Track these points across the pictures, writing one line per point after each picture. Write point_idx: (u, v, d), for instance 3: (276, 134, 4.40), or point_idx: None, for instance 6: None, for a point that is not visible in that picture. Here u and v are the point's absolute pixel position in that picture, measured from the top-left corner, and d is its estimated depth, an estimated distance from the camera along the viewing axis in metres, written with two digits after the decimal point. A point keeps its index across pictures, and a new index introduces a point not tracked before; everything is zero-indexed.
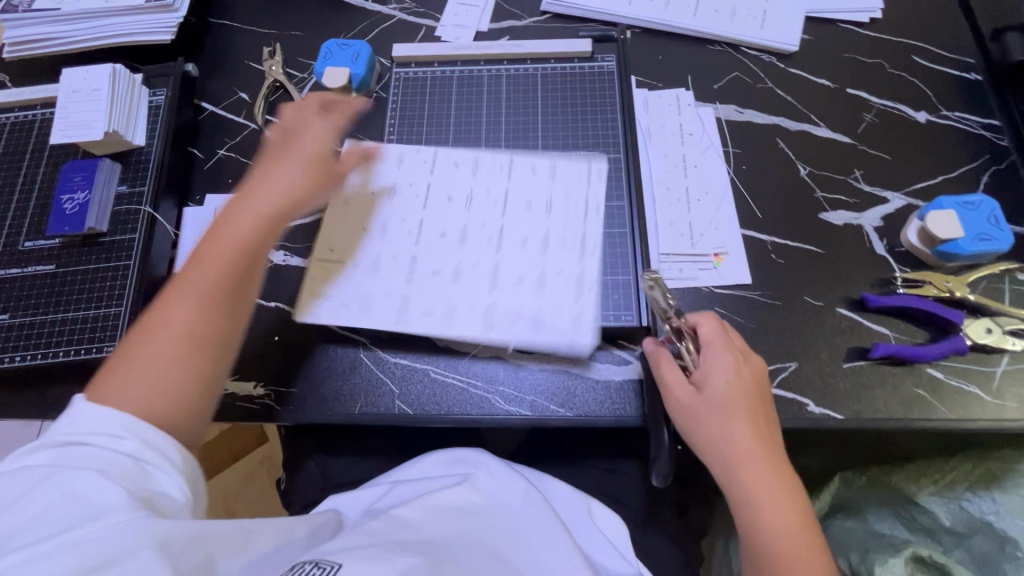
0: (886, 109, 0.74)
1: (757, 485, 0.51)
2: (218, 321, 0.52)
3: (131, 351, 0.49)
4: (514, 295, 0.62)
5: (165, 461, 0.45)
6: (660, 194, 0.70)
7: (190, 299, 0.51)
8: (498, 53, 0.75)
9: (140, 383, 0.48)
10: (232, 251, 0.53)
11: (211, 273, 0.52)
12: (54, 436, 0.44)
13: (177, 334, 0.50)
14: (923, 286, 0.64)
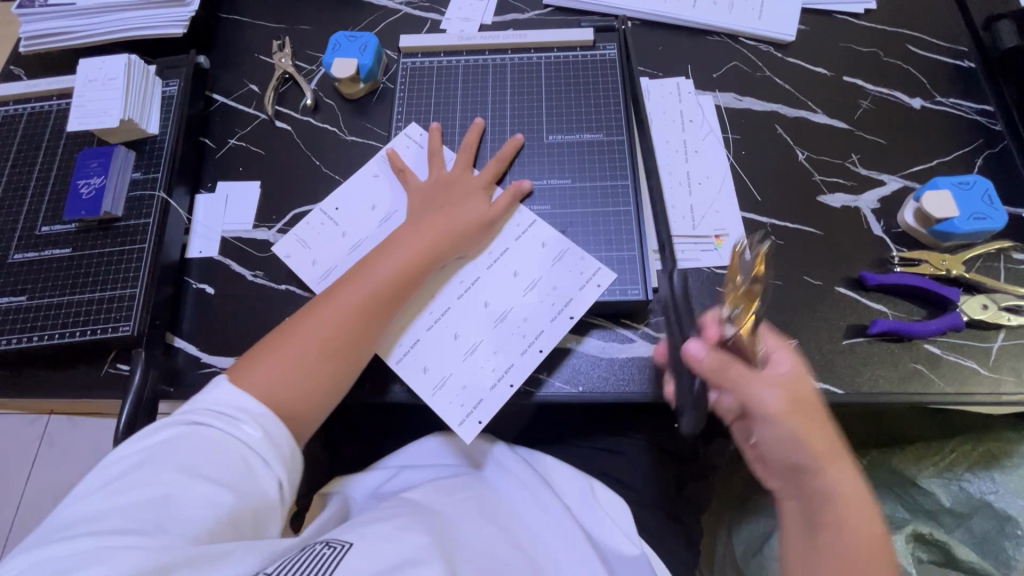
0: (881, 96, 0.76)
1: (840, 497, 0.50)
2: (341, 341, 0.57)
3: (275, 347, 0.57)
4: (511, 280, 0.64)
5: (273, 455, 0.50)
6: (663, 178, 0.72)
7: (334, 312, 0.58)
8: (502, 43, 0.77)
9: (268, 379, 0.55)
10: (382, 280, 0.60)
11: (358, 294, 0.59)
12: (187, 414, 0.50)
13: (315, 341, 0.57)
14: (920, 264, 0.65)
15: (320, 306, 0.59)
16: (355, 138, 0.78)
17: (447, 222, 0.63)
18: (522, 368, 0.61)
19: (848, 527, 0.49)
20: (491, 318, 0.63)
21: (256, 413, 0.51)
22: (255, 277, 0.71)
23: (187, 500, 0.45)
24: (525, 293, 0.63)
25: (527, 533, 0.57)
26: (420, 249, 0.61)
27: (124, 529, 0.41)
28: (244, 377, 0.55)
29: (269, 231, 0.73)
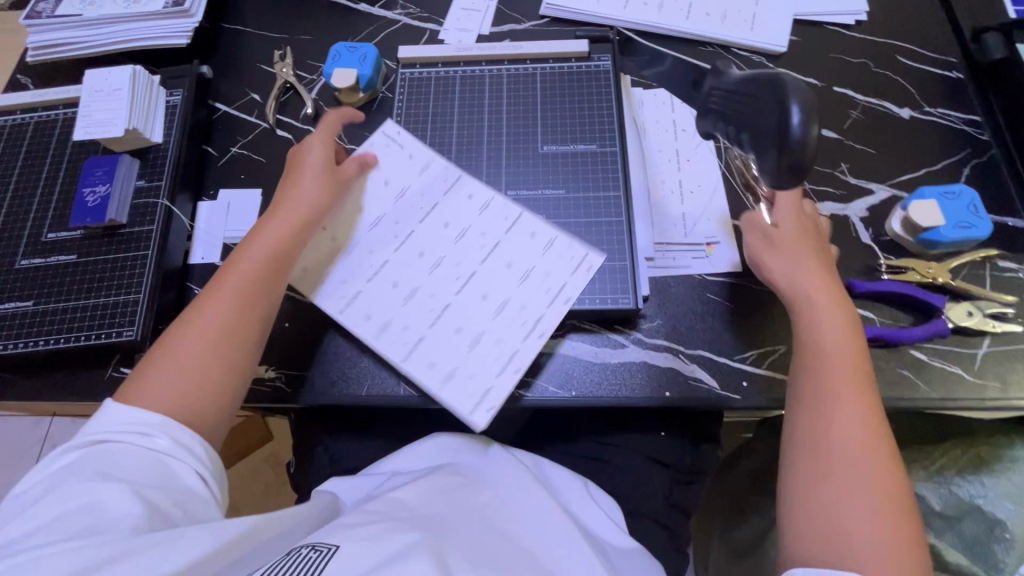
0: (871, 106, 0.77)
1: (825, 337, 0.56)
2: (228, 328, 0.57)
3: (161, 354, 0.55)
4: (509, 272, 0.66)
5: (190, 456, 0.50)
6: (656, 188, 0.73)
7: (219, 303, 0.58)
8: (499, 54, 0.78)
9: (163, 382, 0.53)
10: (256, 259, 0.61)
11: (237, 280, 0.59)
12: (86, 438, 0.49)
13: (203, 334, 0.56)
14: (907, 272, 0.66)
15: (198, 305, 0.58)
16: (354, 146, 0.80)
17: (303, 196, 0.65)
18: (528, 353, 0.62)
19: (838, 367, 0.54)
20: (492, 308, 0.64)
21: (160, 421, 0.50)
22: None
23: (113, 505, 0.43)
24: (522, 283, 0.65)
25: (518, 527, 0.58)
26: (282, 225, 0.63)
27: (50, 542, 0.40)
28: (139, 395, 0.52)
29: None
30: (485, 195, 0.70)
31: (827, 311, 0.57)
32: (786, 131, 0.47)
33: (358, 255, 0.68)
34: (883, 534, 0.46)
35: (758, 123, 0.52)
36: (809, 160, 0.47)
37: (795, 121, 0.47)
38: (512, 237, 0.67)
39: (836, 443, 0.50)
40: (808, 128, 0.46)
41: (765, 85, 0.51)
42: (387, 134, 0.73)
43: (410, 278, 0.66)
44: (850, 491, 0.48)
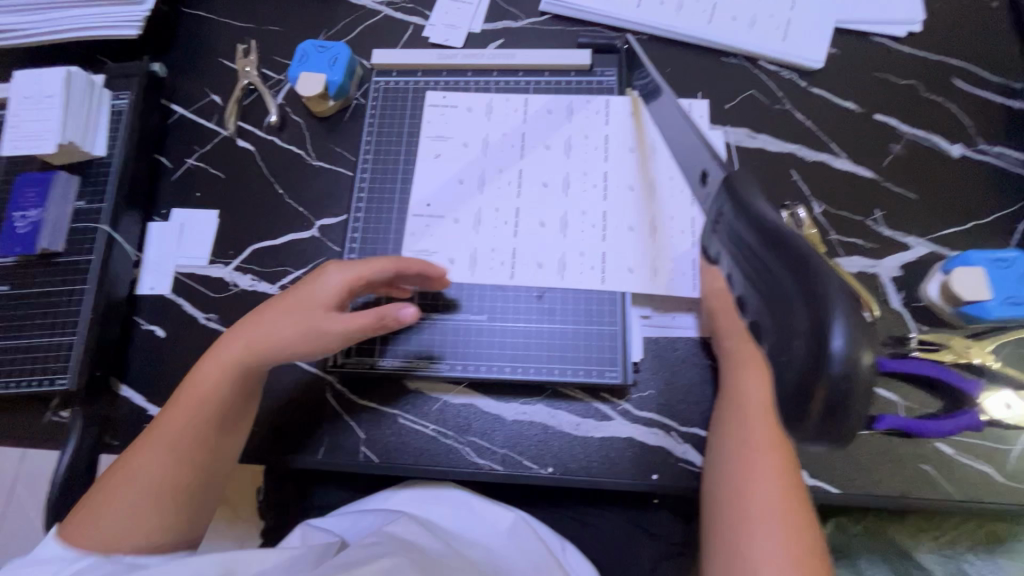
0: (916, 140, 0.67)
1: (744, 395, 0.52)
2: (176, 490, 0.49)
3: (118, 484, 0.48)
4: (623, 175, 0.62)
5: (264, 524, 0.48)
6: (663, 224, 0.60)
7: (162, 451, 0.49)
8: (487, 63, 0.67)
9: (122, 520, 0.46)
10: (197, 406, 0.51)
11: (177, 425, 0.50)
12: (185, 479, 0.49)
13: (151, 483, 0.48)
14: (940, 350, 0.57)
15: (140, 448, 0.50)
16: (323, 164, 0.71)
17: (270, 335, 0.52)
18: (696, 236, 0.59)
19: (756, 423, 0.51)
20: (631, 213, 0.60)
21: (131, 561, 0.45)
22: (207, 321, 0.66)
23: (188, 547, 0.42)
24: (647, 191, 0.61)
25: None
26: (228, 370, 0.51)
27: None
28: (80, 532, 0.46)
29: (225, 268, 0.68)
30: (568, 133, 0.64)
31: (752, 366, 0.52)
32: (810, 356, 0.26)
33: (468, 232, 0.61)
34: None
35: (780, 318, 0.29)
36: (860, 410, 0.26)
37: (836, 349, 0.25)
38: (616, 159, 0.62)
39: (749, 497, 0.48)
40: (856, 359, 0.25)
41: (793, 264, 0.29)
42: (433, 102, 0.66)
43: (528, 223, 0.61)
44: (767, 545, 0.46)
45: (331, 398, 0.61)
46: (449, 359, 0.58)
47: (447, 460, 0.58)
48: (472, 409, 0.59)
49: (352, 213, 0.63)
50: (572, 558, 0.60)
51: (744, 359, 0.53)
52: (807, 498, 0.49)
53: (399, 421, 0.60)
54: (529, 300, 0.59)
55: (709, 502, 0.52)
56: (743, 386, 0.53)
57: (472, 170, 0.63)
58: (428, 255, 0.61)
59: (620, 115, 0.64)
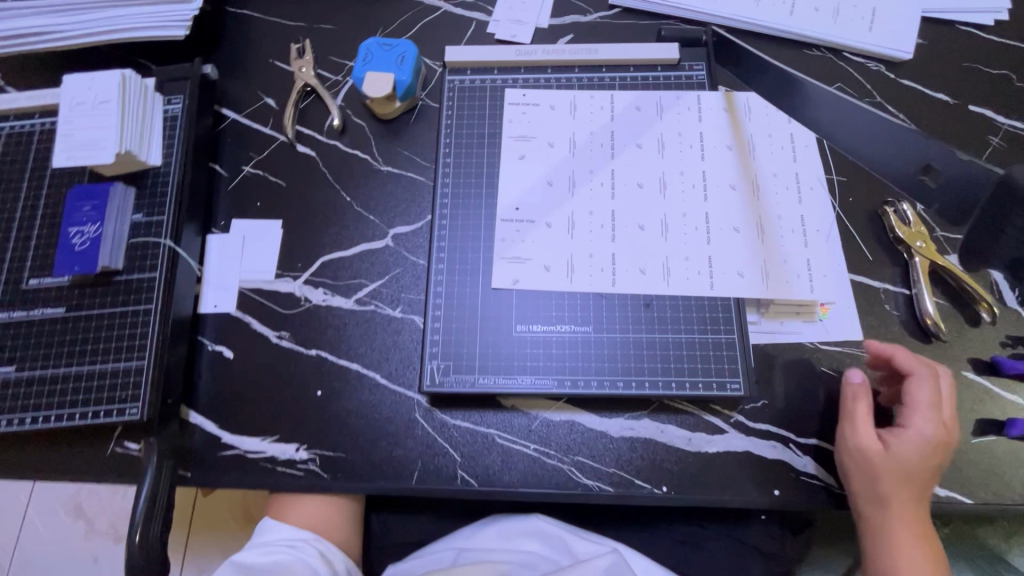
0: (1015, 131, 0.64)
1: (897, 570, 0.49)
2: None
3: None
4: (723, 173, 0.59)
5: None
6: (770, 224, 0.56)
7: None
8: (568, 59, 0.64)
9: None
10: None
11: None
12: None
13: None
14: None
15: None
16: (391, 169, 0.67)
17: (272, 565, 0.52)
18: (803, 236, 0.57)
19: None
20: (737, 213, 0.57)
21: None
22: (279, 340, 0.61)
23: None
24: (750, 190, 0.58)
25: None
26: None
27: None
28: None
29: (294, 283, 0.63)
30: (661, 130, 0.61)
31: (901, 530, 0.50)
32: None
33: (562, 237, 0.57)
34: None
35: None
36: None
37: None
38: (714, 157, 0.59)
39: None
40: None
41: None
42: (514, 100, 0.63)
43: (627, 227, 0.57)
44: None
45: (422, 418, 0.57)
46: (556, 375, 0.53)
47: (553, 483, 0.54)
48: (574, 426, 0.56)
49: (437, 221, 0.59)
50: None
51: (896, 534, 0.49)
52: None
53: (495, 441, 0.56)
54: (636, 308, 0.54)
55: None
56: (900, 560, 0.49)
57: (561, 171, 0.60)
58: (523, 263, 0.56)
59: (715, 110, 0.61)
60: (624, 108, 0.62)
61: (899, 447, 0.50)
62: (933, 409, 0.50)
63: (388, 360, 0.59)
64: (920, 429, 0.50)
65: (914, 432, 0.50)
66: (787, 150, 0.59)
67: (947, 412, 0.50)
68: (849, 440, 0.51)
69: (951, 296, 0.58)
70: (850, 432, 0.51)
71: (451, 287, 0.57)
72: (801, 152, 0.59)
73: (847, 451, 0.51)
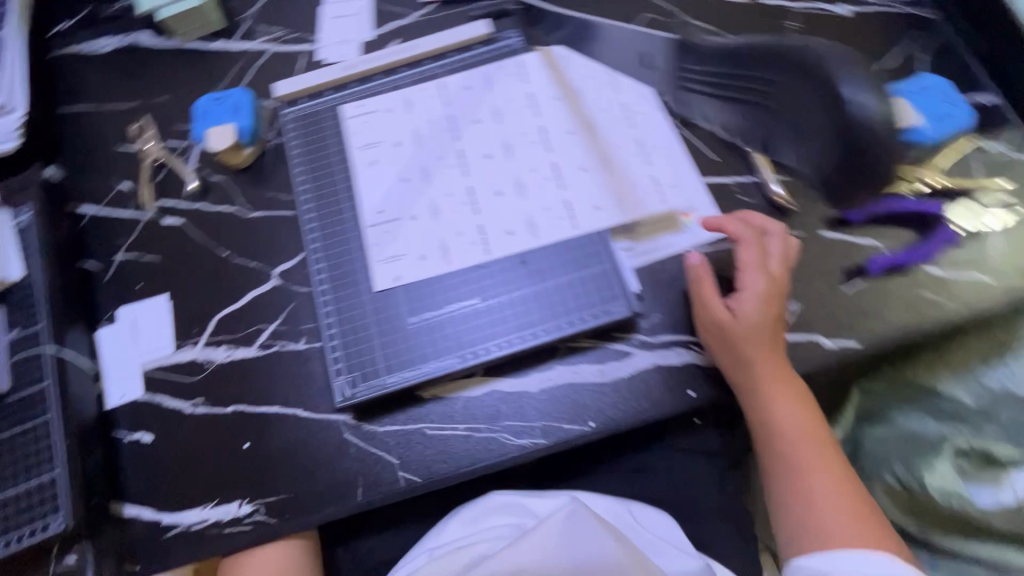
0: (807, 12, 0.70)
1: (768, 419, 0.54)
2: None
3: None
4: (559, 121, 0.62)
5: None
6: (611, 155, 0.60)
7: None
8: (393, 62, 0.67)
9: None
10: None
11: None
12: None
13: None
14: (896, 185, 0.61)
15: None
16: (260, 213, 0.68)
17: None
18: (646, 157, 0.61)
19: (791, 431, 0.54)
20: (580, 153, 0.60)
21: None
22: (194, 408, 0.61)
23: None
24: (586, 130, 0.61)
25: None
26: None
27: None
28: None
29: (196, 348, 0.63)
30: (494, 101, 0.64)
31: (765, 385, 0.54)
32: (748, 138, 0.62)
33: (429, 224, 0.59)
34: (868, 538, 0.49)
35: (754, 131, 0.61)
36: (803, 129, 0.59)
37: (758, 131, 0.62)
38: (548, 110, 0.63)
39: (806, 487, 0.52)
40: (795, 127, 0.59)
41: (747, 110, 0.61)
42: (352, 114, 0.65)
43: (486, 196, 0.60)
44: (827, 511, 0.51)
45: (351, 436, 0.58)
46: (457, 352, 0.55)
47: (489, 453, 0.56)
48: (496, 395, 0.58)
49: (309, 246, 0.60)
50: (640, 514, 0.61)
51: (763, 389, 0.54)
52: (835, 447, 0.54)
53: (426, 433, 0.57)
54: (513, 267, 0.57)
55: (767, 494, 0.55)
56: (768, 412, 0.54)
57: (413, 164, 0.62)
58: (399, 259, 0.58)
59: (537, 69, 0.64)
60: (456, 91, 0.65)
61: (741, 307, 0.54)
62: (763, 266, 0.55)
63: (305, 392, 0.60)
64: (754, 286, 0.55)
65: (750, 291, 0.54)
66: (610, 85, 0.64)
67: (776, 265, 0.55)
68: (704, 314, 0.56)
69: (793, 169, 0.62)
70: (704, 309, 0.56)
71: (338, 303, 0.58)
72: (623, 84, 0.64)
73: (705, 327, 0.56)
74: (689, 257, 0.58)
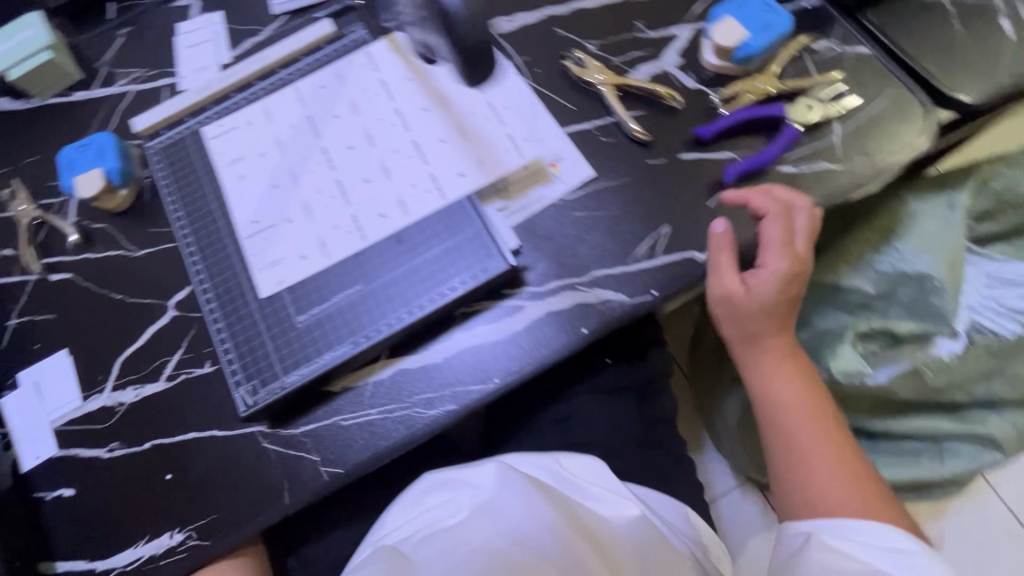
0: None
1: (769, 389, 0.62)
2: None
3: None
4: (413, 101, 0.63)
5: None
6: (467, 122, 0.62)
7: None
8: (245, 78, 0.68)
9: None
10: None
11: None
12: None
13: None
14: (739, 97, 0.64)
15: None
16: (147, 250, 0.68)
17: None
18: (500, 120, 0.63)
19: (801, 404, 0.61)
20: (436, 126, 0.62)
21: None
22: (111, 453, 0.61)
23: None
24: (440, 104, 0.63)
25: (609, 538, 0.54)
26: None
27: None
28: None
29: (103, 394, 0.63)
30: (348, 94, 0.65)
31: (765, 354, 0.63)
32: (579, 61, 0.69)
33: (303, 223, 0.60)
34: (860, 508, 0.55)
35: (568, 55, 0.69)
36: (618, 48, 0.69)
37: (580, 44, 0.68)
38: (401, 92, 0.64)
39: (813, 453, 0.59)
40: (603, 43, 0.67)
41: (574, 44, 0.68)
42: (213, 134, 0.65)
43: (354, 186, 0.61)
44: (825, 476, 0.58)
45: (269, 444, 0.58)
46: (350, 338, 0.56)
47: (404, 430, 0.57)
48: (401, 374, 0.59)
49: (192, 270, 0.61)
50: (568, 464, 0.63)
51: (765, 362, 0.63)
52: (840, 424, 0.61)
53: (341, 425, 0.58)
54: (390, 247, 0.58)
55: (767, 459, 0.63)
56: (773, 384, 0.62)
57: (280, 170, 0.63)
58: (279, 262, 0.59)
59: (385, 55, 0.66)
60: (311, 92, 0.66)
61: (752, 285, 0.59)
62: (789, 242, 0.58)
63: (218, 413, 0.60)
64: (775, 265, 0.59)
65: (767, 269, 0.59)
66: None
67: (801, 240, 0.58)
68: (716, 287, 0.59)
69: (645, 102, 0.66)
70: (719, 283, 0.59)
71: (229, 318, 0.58)
72: None
73: (716, 297, 0.60)
74: (713, 224, 0.58)
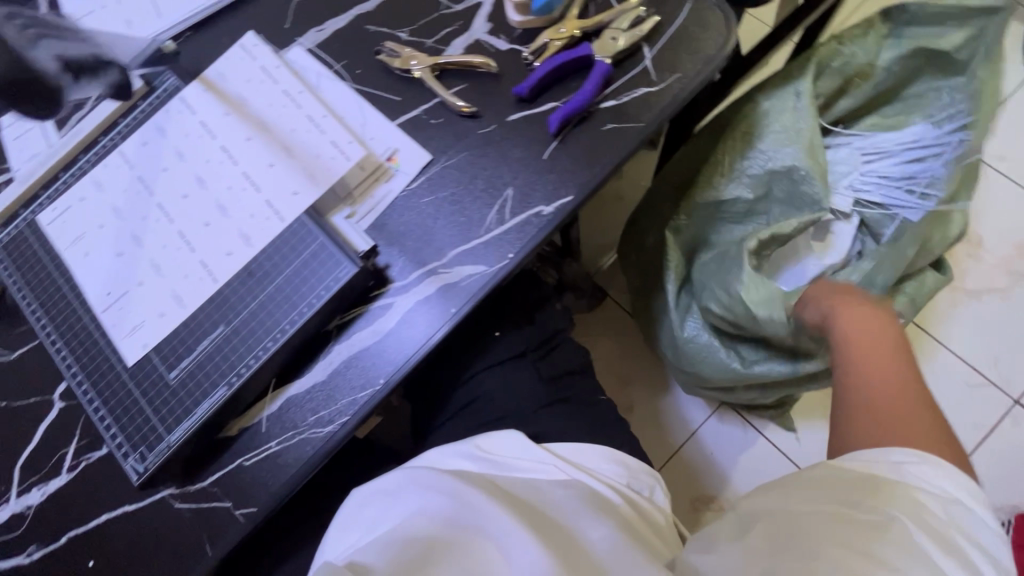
0: None
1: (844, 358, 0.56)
2: None
3: None
4: (234, 133, 0.63)
5: None
6: (292, 141, 0.62)
7: None
8: (68, 154, 0.66)
9: None
10: None
11: None
12: None
13: None
14: (548, 46, 0.65)
15: None
16: (20, 350, 0.66)
17: None
18: (325, 129, 0.63)
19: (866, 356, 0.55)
20: (262, 152, 0.62)
21: None
22: (30, 557, 0.60)
23: None
24: (262, 129, 0.63)
25: (539, 502, 0.57)
26: None
27: None
28: None
29: (9, 503, 0.62)
30: (171, 143, 0.64)
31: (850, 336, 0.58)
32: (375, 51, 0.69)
33: (155, 282, 0.60)
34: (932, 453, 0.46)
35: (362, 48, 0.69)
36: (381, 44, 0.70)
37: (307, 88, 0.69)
38: (221, 128, 0.64)
39: (876, 396, 0.51)
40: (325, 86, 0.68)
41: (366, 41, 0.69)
42: (49, 219, 0.64)
43: (195, 232, 0.61)
44: (891, 422, 0.49)
45: (180, 503, 0.58)
46: (227, 380, 0.57)
47: (305, 452, 0.58)
48: (290, 400, 0.59)
49: (60, 358, 0.60)
50: (488, 445, 0.64)
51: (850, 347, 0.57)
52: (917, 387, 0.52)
53: (244, 466, 0.58)
54: (244, 282, 0.58)
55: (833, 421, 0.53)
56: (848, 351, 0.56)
57: (121, 236, 0.62)
58: (139, 326, 0.59)
59: (198, 96, 0.65)
60: (134, 151, 0.65)
61: (828, 302, 0.64)
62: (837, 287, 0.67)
63: (124, 488, 0.60)
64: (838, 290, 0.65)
65: (835, 290, 0.65)
66: (270, 80, 0.65)
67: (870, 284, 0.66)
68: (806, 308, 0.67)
69: (463, 75, 0.66)
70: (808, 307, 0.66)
71: (107, 393, 0.58)
72: (281, 73, 0.66)
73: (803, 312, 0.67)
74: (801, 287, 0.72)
